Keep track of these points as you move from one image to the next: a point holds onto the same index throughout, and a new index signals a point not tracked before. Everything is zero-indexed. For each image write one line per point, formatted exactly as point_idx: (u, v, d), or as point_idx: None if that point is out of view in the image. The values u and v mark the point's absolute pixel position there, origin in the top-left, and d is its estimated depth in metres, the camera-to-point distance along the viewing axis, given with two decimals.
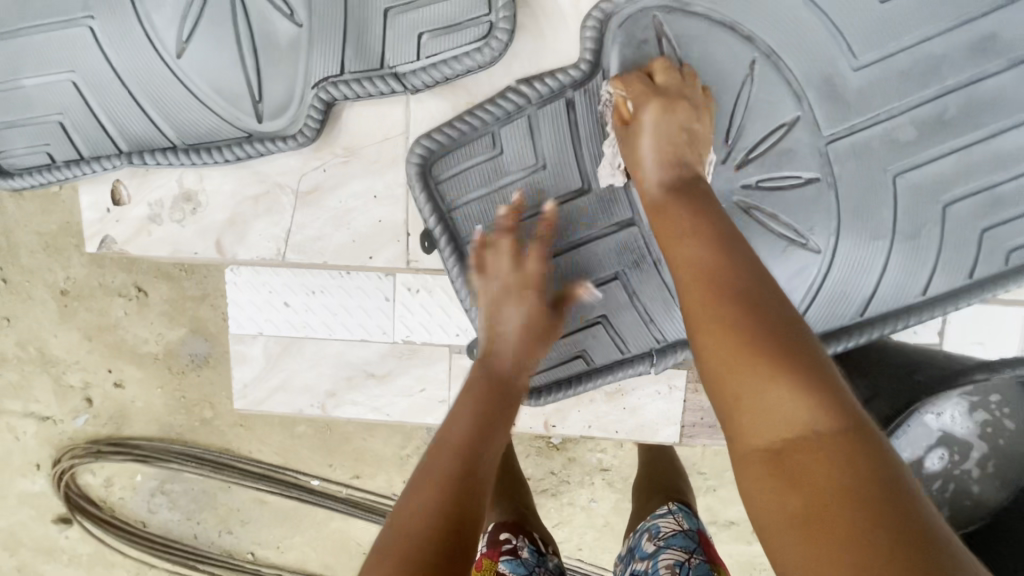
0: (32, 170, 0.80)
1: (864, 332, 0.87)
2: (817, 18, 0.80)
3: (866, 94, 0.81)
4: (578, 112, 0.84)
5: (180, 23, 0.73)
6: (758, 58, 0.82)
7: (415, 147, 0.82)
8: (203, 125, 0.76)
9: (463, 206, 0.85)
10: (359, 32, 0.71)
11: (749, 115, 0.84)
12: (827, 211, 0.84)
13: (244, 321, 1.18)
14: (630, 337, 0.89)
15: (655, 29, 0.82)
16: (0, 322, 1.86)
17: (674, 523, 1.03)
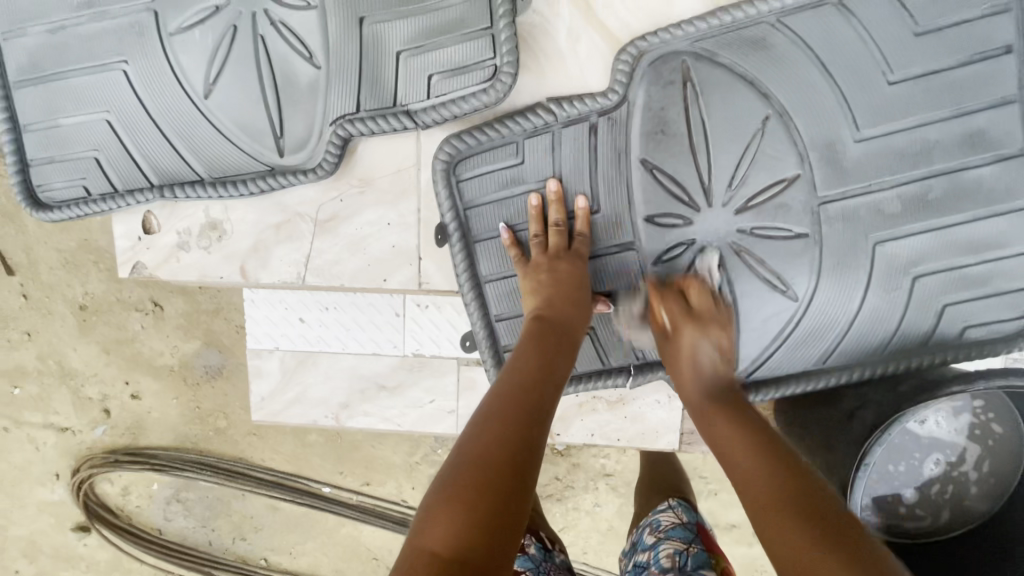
0: (69, 202, 0.86)
1: (820, 377, 0.86)
2: (827, 84, 0.78)
3: (865, 164, 0.78)
4: (599, 138, 0.85)
5: (207, 67, 0.79)
6: (772, 115, 0.80)
7: (441, 149, 0.84)
8: (229, 159, 0.82)
9: (481, 204, 0.86)
10: (372, 74, 0.77)
11: (756, 166, 0.81)
12: (809, 263, 0.81)
13: (261, 336, 1.24)
14: (611, 350, 0.91)
15: (682, 73, 0.82)
16: (22, 336, 1.92)
17: (673, 517, 1.10)
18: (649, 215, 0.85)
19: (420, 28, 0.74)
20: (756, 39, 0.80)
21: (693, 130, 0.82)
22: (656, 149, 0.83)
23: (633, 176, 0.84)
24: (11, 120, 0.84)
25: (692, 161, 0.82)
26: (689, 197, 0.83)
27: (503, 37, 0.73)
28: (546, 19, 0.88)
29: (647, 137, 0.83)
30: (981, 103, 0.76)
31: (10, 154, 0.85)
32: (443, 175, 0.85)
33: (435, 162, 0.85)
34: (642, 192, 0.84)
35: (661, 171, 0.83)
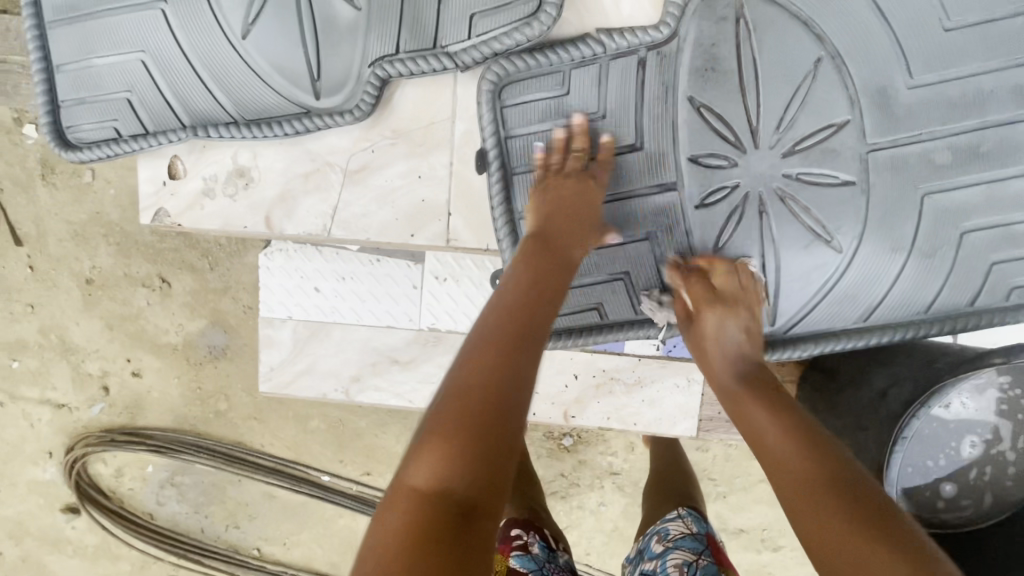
0: (99, 143, 0.85)
1: (865, 336, 0.82)
2: (880, 27, 0.75)
3: (917, 111, 0.76)
4: (647, 74, 0.78)
5: (247, 7, 0.78)
6: (824, 57, 0.76)
7: (487, 74, 0.77)
8: (264, 101, 0.81)
9: (520, 135, 0.80)
10: (415, 15, 0.76)
11: (805, 109, 0.77)
12: (855, 213, 0.78)
13: (274, 305, 1.22)
14: (647, 298, 0.84)
15: (736, 10, 0.76)
16: (25, 309, 1.89)
17: (683, 526, 1.04)
18: (693, 154, 0.79)
19: None
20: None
21: (744, 69, 0.77)
22: (704, 87, 0.77)
23: (680, 115, 0.78)
24: (44, 59, 0.84)
25: (741, 101, 0.77)
26: (737, 138, 0.78)
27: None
28: None
29: (696, 74, 0.77)
30: None
31: (41, 94, 0.84)
32: (488, 99, 0.77)
33: (482, 84, 0.78)
34: (687, 134, 0.78)
35: (709, 112, 0.78)
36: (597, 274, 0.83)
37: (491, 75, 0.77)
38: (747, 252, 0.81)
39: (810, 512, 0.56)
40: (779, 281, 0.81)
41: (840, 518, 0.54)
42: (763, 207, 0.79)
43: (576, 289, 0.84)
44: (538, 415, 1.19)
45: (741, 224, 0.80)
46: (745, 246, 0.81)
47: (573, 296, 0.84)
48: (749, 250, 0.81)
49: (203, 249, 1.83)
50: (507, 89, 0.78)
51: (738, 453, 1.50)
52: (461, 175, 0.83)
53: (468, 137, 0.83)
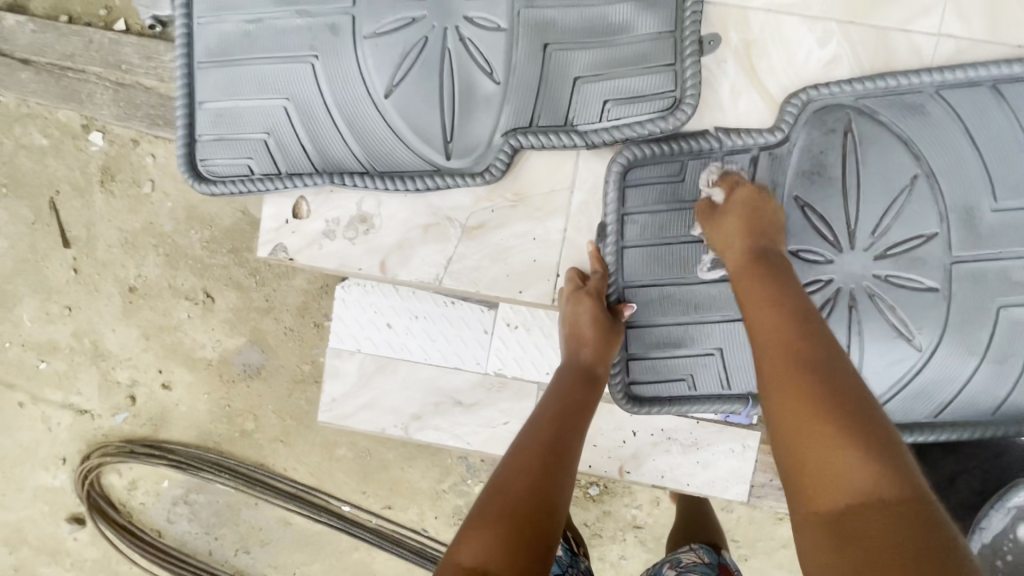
0: (229, 178, 0.90)
1: (931, 432, 0.86)
2: (971, 155, 0.80)
3: (1000, 231, 0.79)
4: (758, 171, 0.84)
5: (395, 69, 0.84)
6: (920, 174, 0.80)
7: (616, 159, 0.84)
8: (398, 156, 0.86)
9: (638, 213, 0.85)
10: (550, 95, 0.82)
11: (901, 218, 0.81)
12: (937, 317, 0.81)
13: (345, 336, 1.24)
14: (737, 373, 0.88)
15: (845, 123, 0.82)
16: (63, 310, 1.90)
17: (695, 556, 1.07)
18: (793, 249, 0.83)
19: (605, 58, 0.81)
20: (914, 105, 0.82)
21: (848, 176, 0.81)
22: (812, 188, 0.82)
23: (784, 211, 0.83)
24: (188, 95, 0.89)
25: (843, 204, 0.81)
26: (834, 237, 0.82)
27: (688, 74, 0.80)
28: (714, 75, 0.87)
29: (801, 176, 0.83)
30: None
31: (181, 128, 0.90)
32: (615, 178, 0.84)
33: (608, 168, 0.84)
34: (789, 229, 0.83)
35: (812, 212, 0.82)
36: (692, 346, 0.88)
37: (622, 159, 0.83)
38: None
39: (818, 445, 0.55)
40: (859, 371, 0.84)
41: (839, 449, 0.54)
42: (853, 301, 0.83)
43: (669, 360, 0.89)
44: (594, 468, 1.21)
45: (831, 315, 0.83)
46: (833, 336, 0.84)
47: (669, 365, 0.90)
48: (835, 341, 0.84)
49: (252, 267, 1.85)
50: (629, 173, 0.85)
51: (764, 517, 1.50)
52: (570, 244, 0.89)
53: (583, 207, 0.88)
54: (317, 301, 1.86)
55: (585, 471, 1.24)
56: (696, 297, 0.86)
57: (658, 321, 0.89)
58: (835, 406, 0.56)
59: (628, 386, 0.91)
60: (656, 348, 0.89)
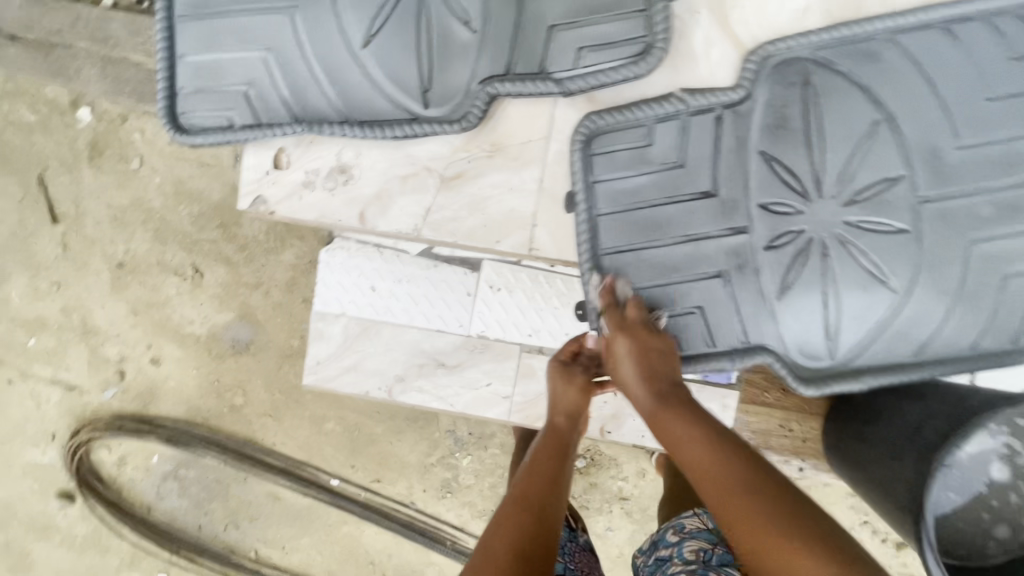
0: (210, 129, 0.91)
1: (916, 371, 0.83)
2: (929, 95, 0.81)
3: (963, 169, 0.81)
4: (724, 129, 0.85)
5: (372, 20, 0.85)
6: (881, 120, 0.81)
7: (581, 124, 0.86)
8: (376, 106, 0.88)
9: (607, 179, 0.86)
10: (525, 43, 0.84)
11: (865, 163, 0.82)
12: (909, 259, 0.81)
13: (330, 300, 1.25)
14: (720, 329, 0.85)
15: (804, 76, 0.83)
16: (51, 287, 1.90)
17: (697, 521, 1.15)
18: (762, 202, 0.83)
19: (577, 5, 0.82)
20: (870, 51, 0.83)
21: (810, 127, 0.82)
22: (776, 142, 0.83)
23: (751, 165, 0.84)
24: (169, 49, 0.90)
25: (808, 155, 0.82)
26: (802, 186, 0.82)
27: (659, 17, 0.81)
28: (687, 24, 0.88)
29: (766, 130, 0.83)
30: None
31: (162, 80, 0.91)
32: (580, 146, 0.85)
33: (574, 135, 0.87)
34: (757, 182, 0.84)
35: (778, 164, 0.83)
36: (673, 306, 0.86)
37: (586, 130, 0.85)
38: (810, 295, 0.83)
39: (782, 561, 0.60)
40: (839, 318, 0.83)
41: (798, 558, 0.59)
42: (826, 251, 0.83)
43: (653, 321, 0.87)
44: None
45: (806, 268, 0.83)
46: (808, 288, 0.83)
47: None
48: (811, 293, 0.83)
49: (240, 243, 1.85)
50: (596, 139, 0.86)
51: None
52: (546, 198, 0.90)
53: (559, 157, 0.90)
54: (305, 277, 1.87)
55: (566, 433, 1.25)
56: (663, 259, 0.86)
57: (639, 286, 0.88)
58: (781, 518, 0.62)
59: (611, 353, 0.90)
60: None
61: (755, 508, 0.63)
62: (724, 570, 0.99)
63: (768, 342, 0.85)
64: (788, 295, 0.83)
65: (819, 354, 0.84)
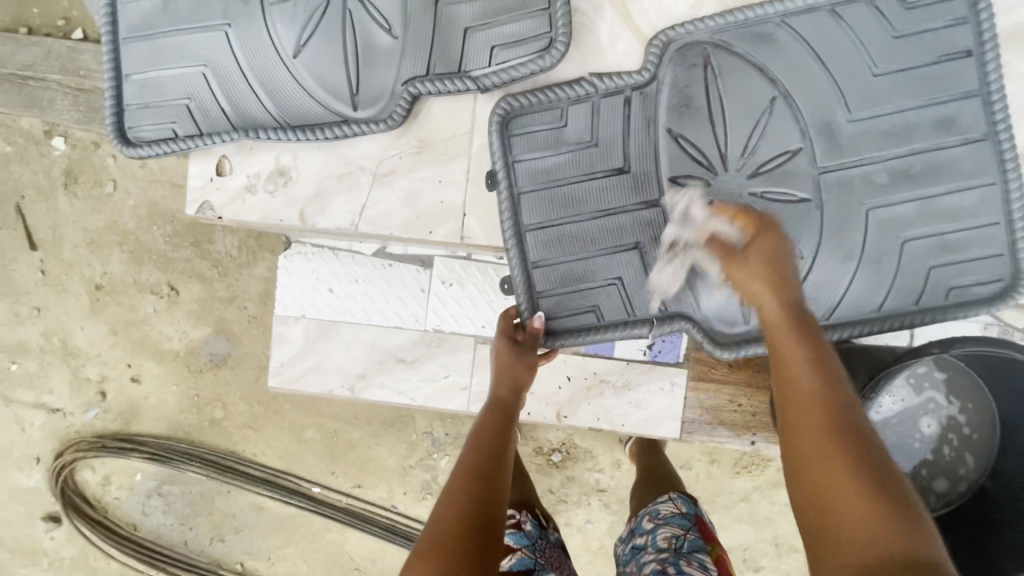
0: (156, 141, 0.97)
1: (826, 332, 0.92)
2: (822, 74, 0.88)
3: (858, 140, 0.89)
4: (632, 110, 0.92)
5: (300, 31, 0.92)
6: (778, 97, 0.89)
7: (498, 106, 0.92)
8: (308, 110, 0.94)
9: (525, 159, 0.93)
10: (444, 46, 0.90)
11: (765, 138, 0.89)
12: (812, 225, 0.89)
13: (290, 303, 1.30)
14: (636, 298, 0.94)
15: (704, 59, 0.91)
16: (31, 312, 1.95)
17: (672, 507, 1.10)
18: (673, 175, 0.91)
19: (488, 8, 0.88)
20: (764, 34, 0.90)
21: (712, 106, 0.90)
22: (682, 121, 0.91)
23: (660, 142, 0.91)
24: (115, 69, 0.96)
25: (711, 131, 0.90)
26: (709, 162, 0.90)
27: (559, 14, 0.88)
28: (592, 20, 0.94)
29: (673, 110, 0.91)
30: (952, 95, 0.88)
31: (109, 98, 0.96)
32: (497, 128, 0.91)
33: (492, 117, 0.92)
34: (667, 158, 0.91)
35: (686, 141, 0.91)
36: (592, 278, 0.94)
37: (501, 110, 0.91)
38: None
39: (854, 504, 0.52)
40: None
41: (870, 505, 0.52)
42: None
43: (575, 292, 0.95)
44: (533, 415, 1.27)
45: None
46: None
47: (571, 299, 0.95)
48: None
49: (214, 259, 1.90)
50: (513, 121, 0.93)
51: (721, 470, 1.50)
52: (473, 186, 0.96)
53: (482, 150, 0.96)
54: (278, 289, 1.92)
55: (526, 420, 1.29)
56: (581, 232, 0.93)
57: (562, 259, 0.95)
58: (862, 467, 0.55)
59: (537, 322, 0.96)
60: (561, 284, 0.95)
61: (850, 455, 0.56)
62: (695, 558, 0.97)
63: (686, 310, 0.93)
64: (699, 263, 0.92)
65: (733, 319, 0.93)
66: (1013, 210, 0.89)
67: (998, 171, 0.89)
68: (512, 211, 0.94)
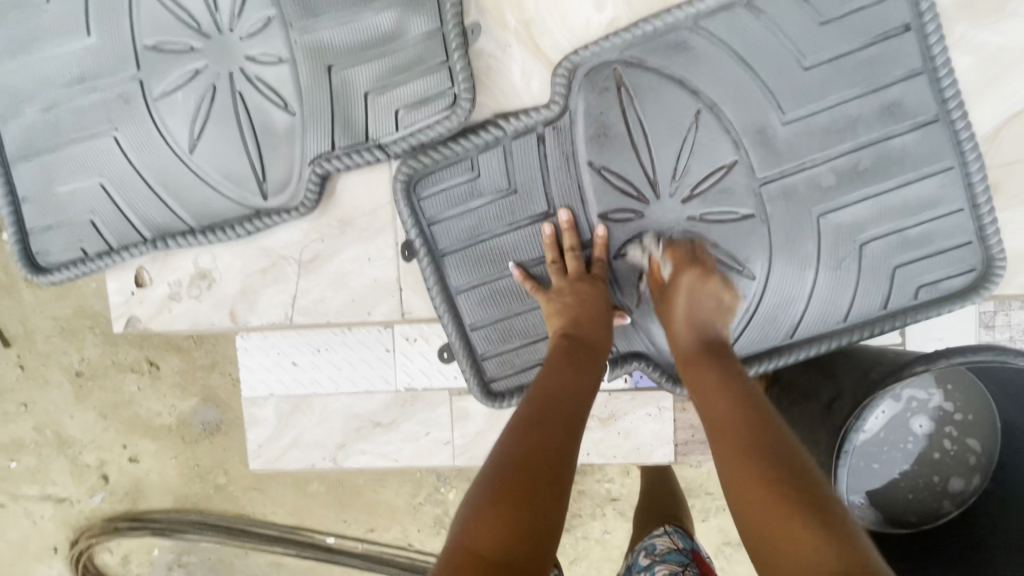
0: (68, 264, 0.92)
1: (791, 353, 0.87)
2: (748, 77, 0.80)
3: (797, 143, 0.80)
4: (547, 148, 0.84)
5: (191, 124, 0.85)
6: (703, 109, 0.81)
7: (400, 169, 0.84)
8: (215, 205, 0.88)
9: (442, 219, 0.86)
10: (344, 114, 0.83)
11: (695, 156, 0.82)
12: (759, 242, 0.82)
13: (255, 383, 1.25)
14: None
15: (616, 79, 0.82)
16: (19, 409, 1.65)
17: (670, 542, 1.05)
18: (602, 212, 0.84)
19: (384, 69, 0.81)
20: (676, 42, 0.81)
21: (633, 130, 0.82)
22: (603, 151, 0.83)
23: (584, 178, 0.84)
24: (10, 194, 0.90)
25: (637, 158, 0.82)
26: (638, 191, 0.83)
27: (458, 68, 0.80)
28: (500, 60, 0.86)
29: (592, 141, 0.83)
30: (893, 78, 0.79)
31: (10, 225, 0.91)
32: (403, 194, 0.84)
33: (396, 181, 0.85)
34: (594, 194, 0.84)
35: (610, 172, 0.83)
36: (535, 333, 0.88)
37: (403, 174, 0.84)
38: None
39: (774, 500, 0.56)
40: None
41: (797, 520, 0.53)
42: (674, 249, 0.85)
43: (521, 349, 0.89)
44: None
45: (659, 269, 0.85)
46: None
47: (517, 356, 0.89)
48: None
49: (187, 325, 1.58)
50: (420, 182, 0.85)
51: None
52: (402, 257, 0.92)
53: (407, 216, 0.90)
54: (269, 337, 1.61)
55: None
56: (512, 286, 0.87)
57: (501, 317, 0.89)
58: (785, 478, 0.57)
59: (485, 385, 0.90)
60: (503, 341, 0.89)
61: (757, 450, 0.61)
62: None
63: (638, 351, 0.89)
64: (645, 300, 0.87)
65: None
66: (975, 193, 0.80)
67: (954, 154, 0.80)
68: (438, 273, 0.87)
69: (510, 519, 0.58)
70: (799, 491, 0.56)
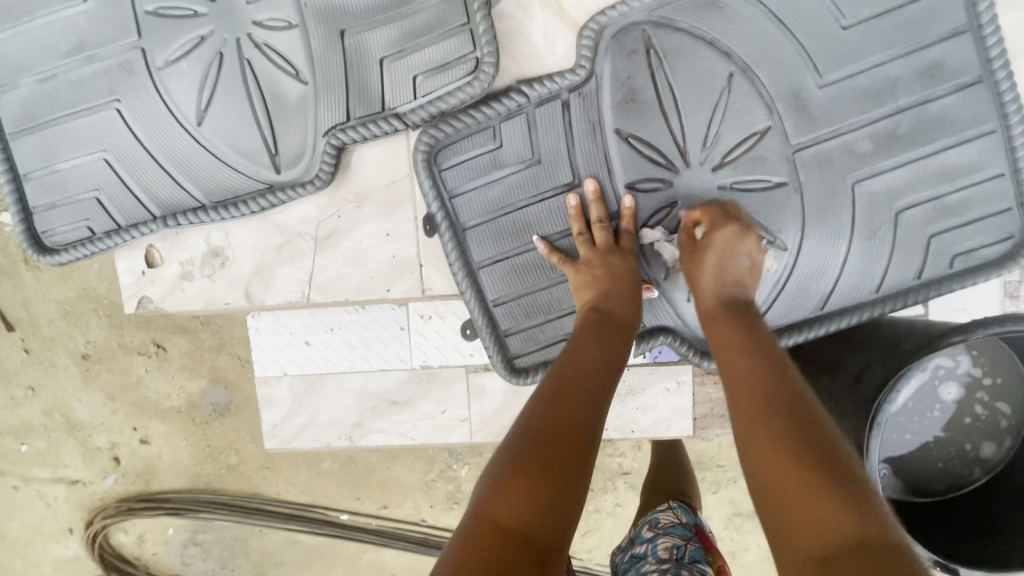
0: (74, 243, 0.88)
1: (821, 325, 0.84)
2: (784, 37, 0.76)
3: (834, 107, 0.77)
4: (572, 115, 0.80)
5: (198, 94, 0.81)
6: (735, 72, 0.77)
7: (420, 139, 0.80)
8: (226, 181, 0.84)
9: (464, 191, 0.83)
10: (360, 82, 0.79)
11: (727, 122, 0.78)
12: (792, 211, 0.80)
13: (268, 363, 1.24)
14: None
15: (644, 42, 0.78)
16: (25, 393, 1.63)
17: (673, 516, 1.02)
18: (629, 182, 0.81)
19: (400, 32, 0.77)
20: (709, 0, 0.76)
21: (662, 95, 0.79)
22: (631, 118, 0.79)
23: (611, 147, 0.80)
24: (10, 171, 0.87)
25: (666, 125, 0.79)
26: (667, 160, 0.80)
27: (481, 30, 0.76)
28: (522, 23, 0.83)
29: (619, 108, 0.79)
30: (936, 36, 0.75)
31: (13, 203, 0.87)
32: (424, 166, 0.81)
33: (415, 153, 0.81)
34: (621, 163, 0.81)
35: (638, 141, 0.80)
36: (561, 307, 0.86)
37: (423, 144, 0.80)
38: None
39: (799, 469, 0.54)
40: None
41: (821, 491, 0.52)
42: None
43: (546, 324, 0.86)
44: None
45: None
46: None
47: (543, 331, 0.87)
48: None
49: None
50: (440, 154, 0.82)
51: None
52: (422, 232, 0.90)
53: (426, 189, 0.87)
54: None
55: None
56: (538, 258, 0.84)
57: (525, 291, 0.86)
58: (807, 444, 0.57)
59: (510, 361, 0.88)
60: (528, 316, 0.86)
61: (780, 414, 0.60)
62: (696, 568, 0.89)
63: (665, 325, 0.87)
64: (673, 272, 0.84)
65: None
66: (1017, 157, 0.77)
67: (997, 116, 0.77)
68: (461, 247, 0.84)
69: (531, 490, 0.56)
70: (821, 460, 0.55)
